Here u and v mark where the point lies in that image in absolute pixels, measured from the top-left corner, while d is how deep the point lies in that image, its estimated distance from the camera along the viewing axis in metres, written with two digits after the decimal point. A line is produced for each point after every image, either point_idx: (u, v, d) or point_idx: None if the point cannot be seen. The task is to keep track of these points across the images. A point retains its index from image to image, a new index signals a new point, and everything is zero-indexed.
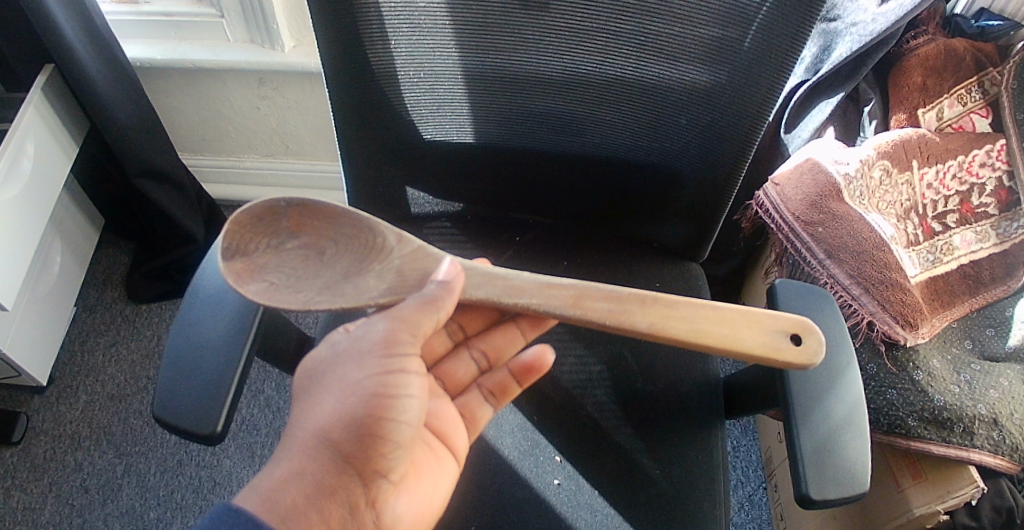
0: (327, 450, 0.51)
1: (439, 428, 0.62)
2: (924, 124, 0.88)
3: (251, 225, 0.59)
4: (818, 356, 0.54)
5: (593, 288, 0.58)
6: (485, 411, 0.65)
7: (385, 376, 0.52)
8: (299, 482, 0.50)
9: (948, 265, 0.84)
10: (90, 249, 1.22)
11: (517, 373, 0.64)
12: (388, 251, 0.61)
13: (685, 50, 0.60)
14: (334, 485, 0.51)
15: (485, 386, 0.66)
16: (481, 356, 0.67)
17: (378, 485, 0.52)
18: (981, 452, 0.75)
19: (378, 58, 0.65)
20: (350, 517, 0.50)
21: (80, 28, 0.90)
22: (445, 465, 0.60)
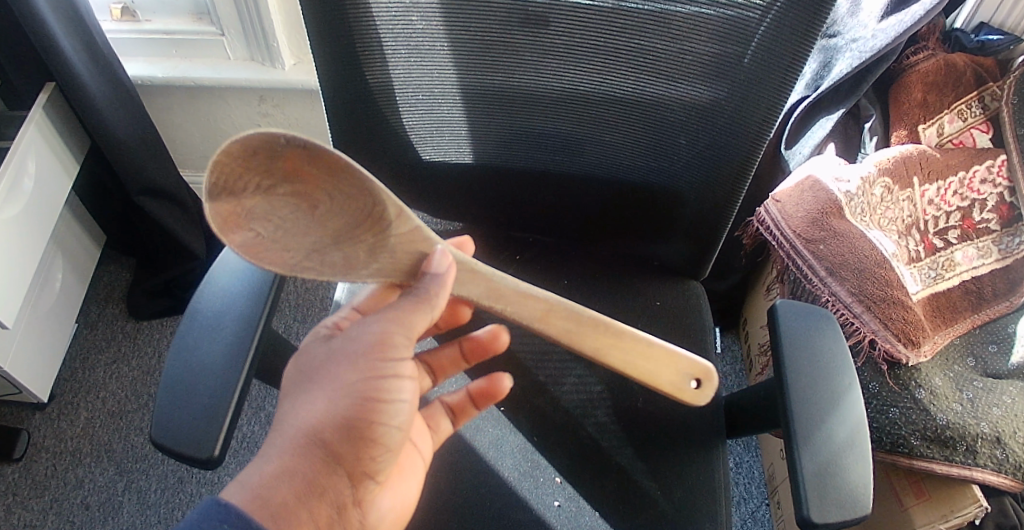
0: (320, 449, 0.48)
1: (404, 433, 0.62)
2: (924, 140, 0.88)
3: (243, 157, 0.47)
4: (706, 402, 0.57)
5: (565, 307, 0.56)
6: (445, 425, 0.65)
7: (380, 380, 0.50)
8: (290, 480, 0.47)
9: (950, 281, 0.84)
10: (91, 265, 1.22)
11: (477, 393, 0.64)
12: (386, 226, 0.53)
13: (684, 68, 0.60)
14: (323, 483, 0.48)
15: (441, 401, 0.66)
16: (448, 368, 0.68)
17: (366, 486, 0.50)
18: (984, 471, 0.74)
19: (377, 79, 0.65)
20: (338, 517, 0.48)
21: (82, 47, 0.90)
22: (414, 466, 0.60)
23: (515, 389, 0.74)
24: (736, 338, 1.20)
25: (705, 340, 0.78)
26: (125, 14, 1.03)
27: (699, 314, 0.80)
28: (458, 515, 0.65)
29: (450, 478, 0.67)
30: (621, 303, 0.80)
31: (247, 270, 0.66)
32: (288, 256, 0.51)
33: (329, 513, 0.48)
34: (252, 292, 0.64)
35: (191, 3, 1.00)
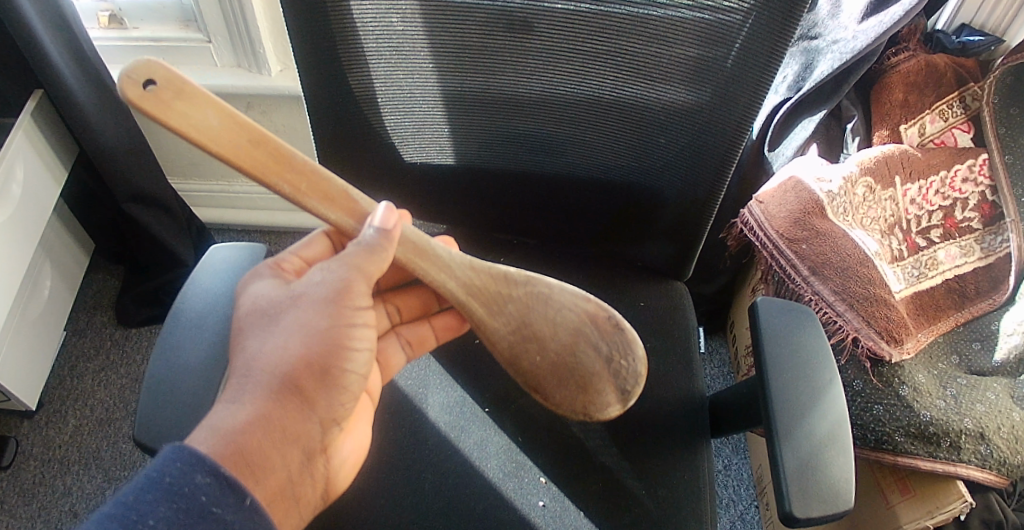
0: (292, 395, 0.47)
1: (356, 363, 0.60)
2: (906, 139, 0.89)
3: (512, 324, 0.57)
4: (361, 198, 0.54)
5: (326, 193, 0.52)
6: (399, 360, 0.64)
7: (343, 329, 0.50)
8: (264, 424, 0.45)
9: (933, 279, 0.84)
10: (80, 273, 1.22)
11: (438, 328, 0.65)
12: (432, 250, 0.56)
13: (664, 70, 0.60)
14: (291, 426, 0.46)
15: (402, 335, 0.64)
16: (396, 311, 0.65)
17: (331, 430, 0.49)
18: (968, 467, 0.74)
19: (357, 80, 0.65)
20: (306, 462, 0.47)
21: (69, 54, 0.91)
22: (369, 404, 0.60)
23: (499, 389, 0.74)
24: (723, 341, 1.21)
25: (689, 338, 0.79)
26: (113, 22, 1.03)
27: (684, 313, 0.80)
28: (442, 514, 0.65)
29: (434, 478, 0.67)
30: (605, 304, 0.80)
31: (229, 271, 0.67)
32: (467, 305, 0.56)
33: (299, 459, 0.46)
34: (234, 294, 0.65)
35: (178, 10, 1.01)
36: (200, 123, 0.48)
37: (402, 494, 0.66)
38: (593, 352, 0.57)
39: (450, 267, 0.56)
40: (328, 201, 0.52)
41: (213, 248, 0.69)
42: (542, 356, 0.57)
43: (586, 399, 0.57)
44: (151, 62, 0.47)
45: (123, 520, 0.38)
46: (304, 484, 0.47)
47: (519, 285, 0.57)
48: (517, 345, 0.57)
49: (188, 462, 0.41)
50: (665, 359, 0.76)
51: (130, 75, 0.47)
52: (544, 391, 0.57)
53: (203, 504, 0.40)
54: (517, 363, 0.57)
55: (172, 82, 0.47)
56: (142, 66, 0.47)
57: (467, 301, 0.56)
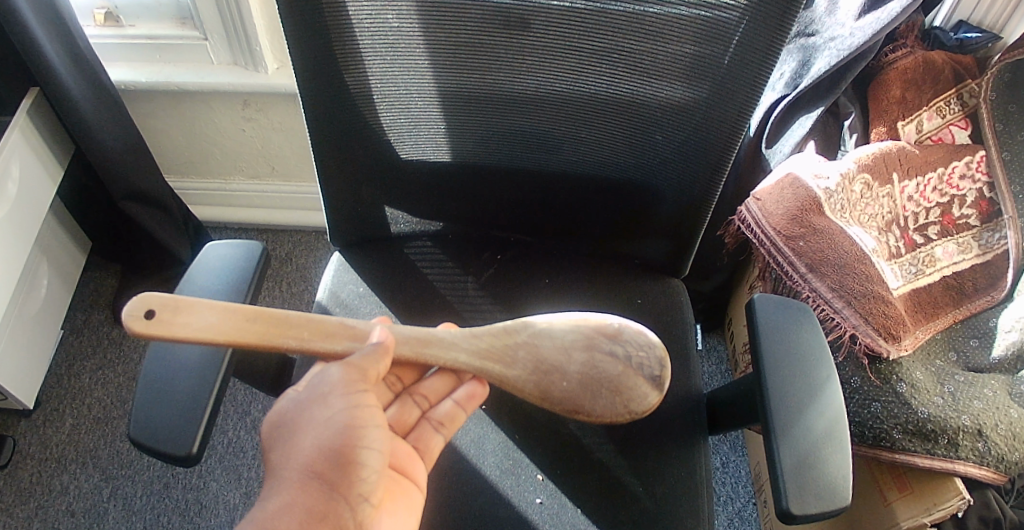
0: (314, 481, 0.47)
1: (398, 461, 0.57)
2: (904, 136, 0.88)
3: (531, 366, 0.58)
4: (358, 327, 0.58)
5: (323, 336, 0.57)
6: (439, 442, 0.60)
7: (353, 411, 0.50)
8: (291, 513, 0.46)
9: (931, 277, 0.85)
10: (76, 271, 1.22)
11: (462, 400, 0.61)
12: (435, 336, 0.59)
13: (661, 68, 0.60)
14: (323, 511, 0.46)
15: (433, 418, 0.61)
16: (423, 397, 0.62)
17: (363, 508, 0.48)
18: (966, 463, 0.74)
19: (353, 78, 0.65)
20: None
21: (65, 52, 0.90)
22: (418, 492, 0.57)
23: (496, 388, 0.74)
24: (721, 339, 1.21)
25: (687, 334, 0.79)
26: (108, 19, 1.03)
27: (681, 311, 0.80)
28: (439, 513, 0.65)
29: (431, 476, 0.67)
30: (602, 302, 0.80)
31: (227, 268, 0.67)
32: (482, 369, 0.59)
33: None
34: (231, 290, 0.65)
35: (174, 8, 1.01)
36: (202, 325, 0.54)
37: None
38: (611, 357, 0.58)
39: (454, 344, 0.59)
40: (327, 337, 0.57)
41: (209, 245, 0.69)
42: (568, 380, 0.58)
43: (625, 400, 0.57)
44: (146, 296, 0.54)
45: None
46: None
47: (520, 332, 0.60)
48: (542, 381, 0.58)
49: None
50: None
51: (132, 312, 0.54)
52: (584, 410, 0.57)
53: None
54: (549, 396, 0.58)
55: (165, 304, 0.54)
56: (139, 301, 0.54)
57: (483, 365, 0.59)
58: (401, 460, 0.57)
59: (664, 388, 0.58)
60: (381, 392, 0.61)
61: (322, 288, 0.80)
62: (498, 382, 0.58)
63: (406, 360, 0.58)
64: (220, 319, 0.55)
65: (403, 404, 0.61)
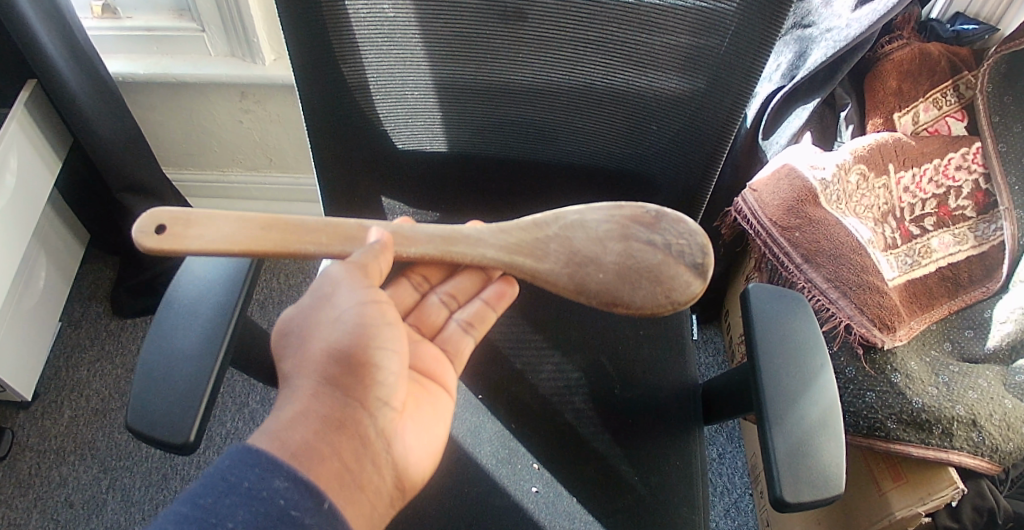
0: (330, 388, 0.49)
1: (424, 366, 0.58)
2: (901, 128, 0.89)
3: (565, 259, 0.59)
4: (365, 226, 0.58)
5: (329, 235, 0.57)
6: (468, 344, 0.61)
7: (363, 311, 0.51)
8: (307, 420, 0.48)
9: (926, 267, 0.84)
10: (74, 263, 1.22)
11: (491, 299, 0.62)
12: (462, 234, 0.59)
13: (657, 58, 0.60)
14: (340, 417, 0.49)
15: (461, 319, 0.62)
16: (449, 296, 0.63)
17: (381, 413, 0.50)
18: (960, 453, 0.75)
19: (349, 68, 0.65)
20: (362, 447, 0.48)
21: (63, 44, 0.90)
22: (446, 398, 0.58)
23: (492, 377, 0.74)
24: (717, 330, 1.21)
25: (681, 323, 0.79)
26: (106, 11, 1.03)
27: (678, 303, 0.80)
28: (435, 501, 0.65)
29: None
30: None
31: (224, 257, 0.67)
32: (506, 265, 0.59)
33: (354, 444, 0.48)
34: (227, 280, 0.65)
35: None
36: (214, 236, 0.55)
37: None
38: (649, 246, 0.58)
39: (480, 241, 0.59)
40: (346, 240, 0.57)
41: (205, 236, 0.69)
42: (603, 271, 0.58)
43: (664, 292, 0.57)
44: (155, 214, 0.56)
45: (203, 521, 0.42)
46: (366, 470, 0.48)
47: (552, 225, 0.60)
48: (576, 275, 0.58)
49: (265, 469, 0.45)
50: (659, 346, 0.76)
51: (144, 231, 0.55)
52: (622, 302, 0.57)
53: (282, 507, 0.43)
54: (584, 289, 0.58)
55: (175, 219, 0.55)
56: (149, 218, 0.55)
57: (512, 260, 0.59)
58: (428, 365, 0.59)
59: (708, 277, 0.58)
60: (408, 293, 0.63)
61: None
62: (530, 276, 0.59)
63: (431, 258, 0.58)
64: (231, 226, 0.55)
65: (429, 306, 0.63)
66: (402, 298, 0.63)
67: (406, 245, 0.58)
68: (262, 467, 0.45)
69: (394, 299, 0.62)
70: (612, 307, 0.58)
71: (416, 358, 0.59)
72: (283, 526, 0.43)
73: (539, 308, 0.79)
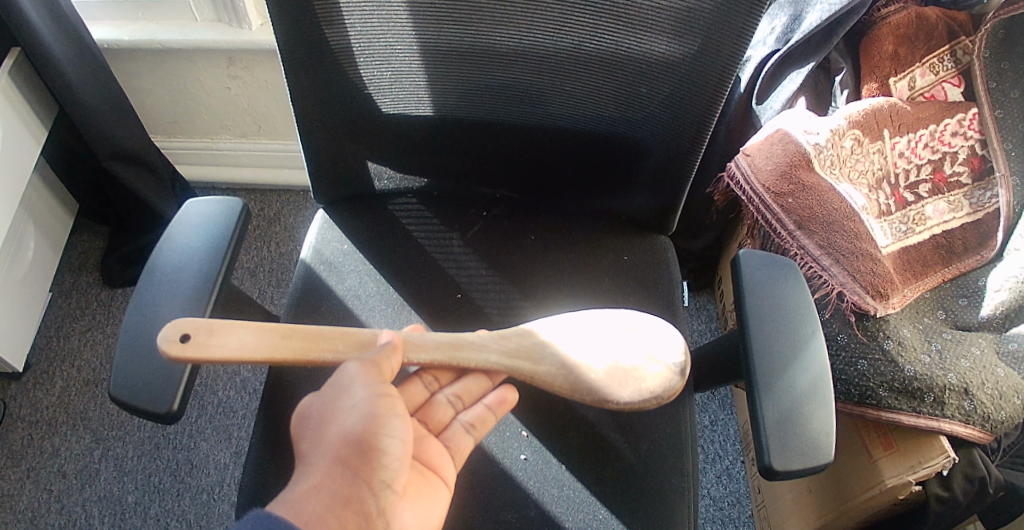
0: (340, 465, 0.48)
1: (425, 455, 0.55)
2: (896, 93, 0.87)
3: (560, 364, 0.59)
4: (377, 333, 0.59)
5: (343, 343, 0.57)
6: (467, 444, 0.58)
7: (378, 398, 0.51)
8: (319, 493, 0.46)
9: (921, 235, 0.84)
10: (62, 233, 1.21)
11: (494, 404, 0.59)
12: (465, 342, 0.60)
13: (647, 20, 0.59)
14: (348, 493, 0.47)
15: (463, 420, 0.59)
16: (456, 397, 0.60)
17: (385, 492, 0.48)
18: (952, 421, 0.74)
19: (332, 29, 0.64)
20: (366, 525, 0.46)
21: (45, 10, 0.89)
22: (444, 488, 0.55)
23: None
24: (711, 298, 1.21)
25: (671, 291, 0.78)
26: None
27: (670, 269, 0.79)
28: None
29: None
30: (583, 260, 0.79)
31: (208, 225, 0.66)
32: (509, 366, 0.59)
33: (358, 522, 0.46)
34: (211, 248, 0.64)
35: None
36: (237, 344, 0.55)
37: None
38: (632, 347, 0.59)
39: (484, 347, 0.60)
40: (361, 347, 0.58)
41: (187, 203, 0.68)
42: (593, 371, 0.58)
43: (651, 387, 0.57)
44: (178, 322, 0.55)
45: None
46: None
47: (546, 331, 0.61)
48: (571, 375, 0.59)
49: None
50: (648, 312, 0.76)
51: (166, 338, 0.55)
52: (611, 400, 0.58)
53: None
54: (579, 386, 0.58)
55: (198, 328, 0.55)
56: (172, 327, 0.55)
57: (514, 363, 0.59)
58: (430, 456, 0.56)
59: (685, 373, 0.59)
60: (414, 391, 0.60)
61: (306, 246, 0.80)
62: (530, 378, 0.59)
63: (438, 364, 0.59)
64: (255, 337, 0.56)
65: (434, 405, 0.59)
66: (410, 395, 0.59)
67: (414, 351, 0.58)
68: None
69: (403, 395, 0.59)
70: (603, 405, 0.58)
71: (419, 449, 0.56)
72: None
73: (527, 274, 0.78)
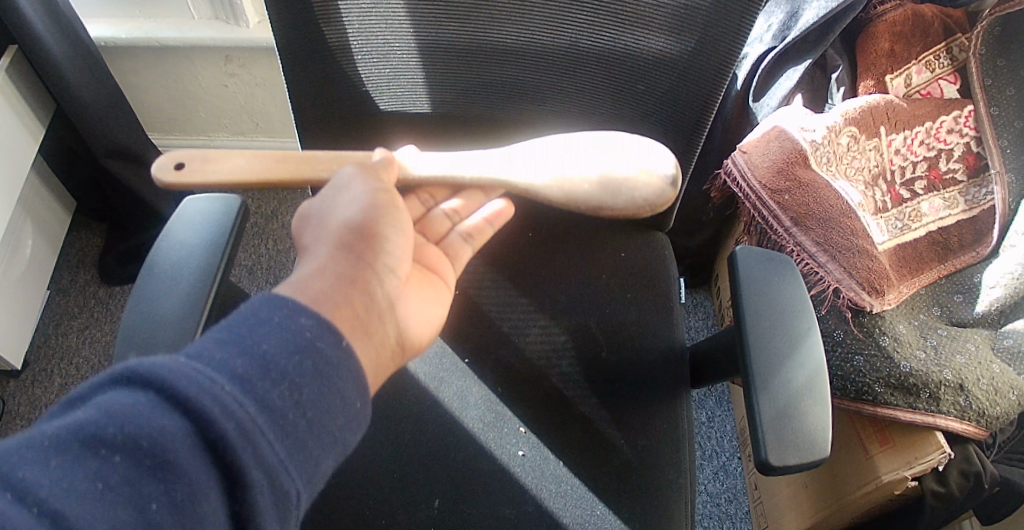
0: (343, 250, 0.46)
1: (426, 259, 0.56)
2: (892, 90, 0.88)
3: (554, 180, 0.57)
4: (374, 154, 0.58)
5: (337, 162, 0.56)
6: (466, 253, 0.59)
7: (378, 194, 0.50)
8: (323, 275, 0.44)
9: (916, 231, 0.84)
10: (60, 230, 1.21)
11: (490, 217, 0.60)
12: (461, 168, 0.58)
13: (644, 18, 0.59)
14: (353, 277, 0.45)
15: (459, 230, 0.59)
16: (453, 211, 0.59)
17: (388, 278, 0.47)
18: (947, 417, 0.74)
19: (332, 29, 0.64)
20: (373, 307, 0.44)
21: (44, 9, 0.89)
22: (448, 293, 0.54)
23: (479, 340, 0.74)
24: (708, 295, 1.22)
25: (667, 288, 0.78)
26: None
27: (666, 266, 0.80)
28: (427, 464, 0.66)
29: (415, 430, 0.67)
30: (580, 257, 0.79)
31: (207, 221, 0.66)
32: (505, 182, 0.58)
33: (365, 302, 0.44)
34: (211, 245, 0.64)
35: None
36: (232, 169, 0.55)
37: (383, 439, 0.67)
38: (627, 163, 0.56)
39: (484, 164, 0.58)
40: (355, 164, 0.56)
41: (185, 200, 0.68)
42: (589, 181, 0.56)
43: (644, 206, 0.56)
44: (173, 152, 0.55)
45: (235, 343, 0.36)
46: (376, 324, 0.44)
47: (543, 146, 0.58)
48: (566, 186, 0.56)
49: (292, 309, 0.39)
50: (644, 309, 0.76)
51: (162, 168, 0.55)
52: (606, 206, 0.55)
53: (309, 340, 0.37)
54: (574, 196, 0.56)
55: (195, 158, 0.55)
56: (168, 157, 0.55)
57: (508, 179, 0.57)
58: (429, 260, 0.56)
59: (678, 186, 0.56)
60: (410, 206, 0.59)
61: None
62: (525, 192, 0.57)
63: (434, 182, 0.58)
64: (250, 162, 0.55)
65: (432, 217, 0.59)
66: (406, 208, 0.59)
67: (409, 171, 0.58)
68: (291, 307, 0.39)
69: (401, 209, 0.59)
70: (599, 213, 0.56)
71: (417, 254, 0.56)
72: (311, 356, 0.37)
73: (524, 271, 0.79)
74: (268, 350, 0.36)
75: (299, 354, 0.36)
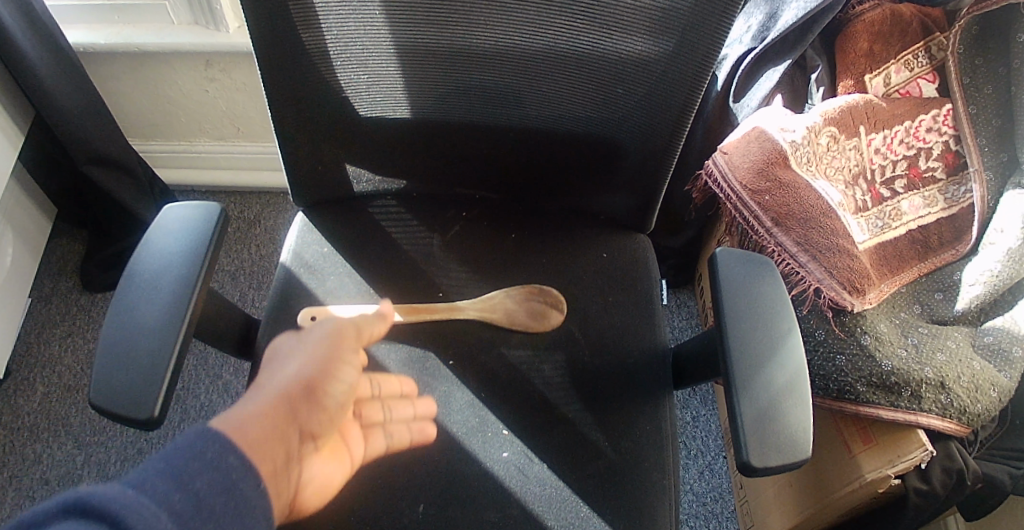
0: (284, 398, 0.51)
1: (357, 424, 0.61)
2: (872, 89, 0.89)
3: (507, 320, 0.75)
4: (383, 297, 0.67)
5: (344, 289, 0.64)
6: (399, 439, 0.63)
7: (337, 351, 0.56)
8: (262, 407, 0.49)
9: (897, 230, 0.85)
10: (41, 238, 1.20)
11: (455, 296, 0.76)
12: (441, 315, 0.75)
13: (621, 21, 0.59)
14: (280, 422, 0.49)
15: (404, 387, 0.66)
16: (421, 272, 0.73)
17: (306, 448, 0.53)
18: (928, 416, 0.75)
19: (309, 35, 0.64)
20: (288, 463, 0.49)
21: (20, 16, 0.88)
22: (355, 459, 0.59)
23: (462, 345, 0.74)
24: (692, 295, 1.22)
25: (650, 290, 0.78)
26: None
27: (648, 268, 0.80)
28: (411, 469, 0.65)
29: None
30: (562, 260, 0.79)
31: (189, 229, 0.66)
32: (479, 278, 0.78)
33: (286, 445, 0.49)
34: (192, 253, 0.64)
35: None
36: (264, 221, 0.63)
37: None
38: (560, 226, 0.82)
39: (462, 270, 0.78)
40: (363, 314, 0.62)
41: (166, 208, 0.68)
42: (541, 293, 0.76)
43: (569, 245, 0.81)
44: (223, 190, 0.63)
45: (170, 480, 0.36)
46: (285, 483, 0.48)
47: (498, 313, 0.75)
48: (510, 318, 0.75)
49: (218, 449, 0.40)
50: (627, 312, 0.76)
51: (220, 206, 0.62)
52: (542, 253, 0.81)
53: (235, 489, 0.39)
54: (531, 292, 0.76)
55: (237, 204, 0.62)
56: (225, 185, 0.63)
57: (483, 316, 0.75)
58: (364, 413, 0.62)
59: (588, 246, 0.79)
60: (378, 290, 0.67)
61: (286, 249, 0.80)
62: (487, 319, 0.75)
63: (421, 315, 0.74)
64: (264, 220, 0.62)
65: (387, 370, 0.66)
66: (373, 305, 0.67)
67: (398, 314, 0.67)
68: (220, 446, 0.40)
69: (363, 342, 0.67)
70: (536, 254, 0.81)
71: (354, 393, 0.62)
72: (235, 500, 0.38)
73: (507, 275, 0.79)
74: (200, 489, 0.37)
75: (225, 499, 0.38)
